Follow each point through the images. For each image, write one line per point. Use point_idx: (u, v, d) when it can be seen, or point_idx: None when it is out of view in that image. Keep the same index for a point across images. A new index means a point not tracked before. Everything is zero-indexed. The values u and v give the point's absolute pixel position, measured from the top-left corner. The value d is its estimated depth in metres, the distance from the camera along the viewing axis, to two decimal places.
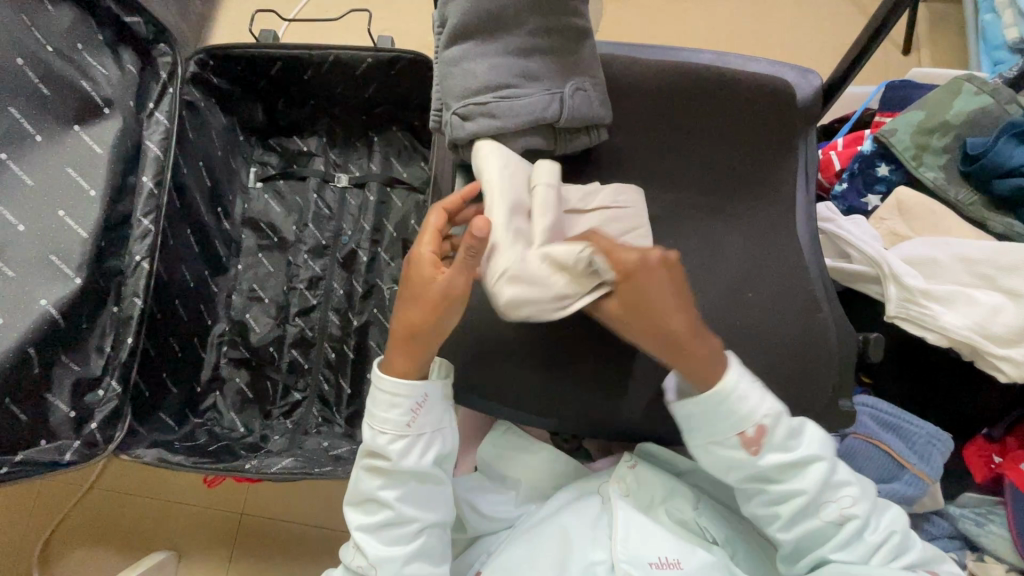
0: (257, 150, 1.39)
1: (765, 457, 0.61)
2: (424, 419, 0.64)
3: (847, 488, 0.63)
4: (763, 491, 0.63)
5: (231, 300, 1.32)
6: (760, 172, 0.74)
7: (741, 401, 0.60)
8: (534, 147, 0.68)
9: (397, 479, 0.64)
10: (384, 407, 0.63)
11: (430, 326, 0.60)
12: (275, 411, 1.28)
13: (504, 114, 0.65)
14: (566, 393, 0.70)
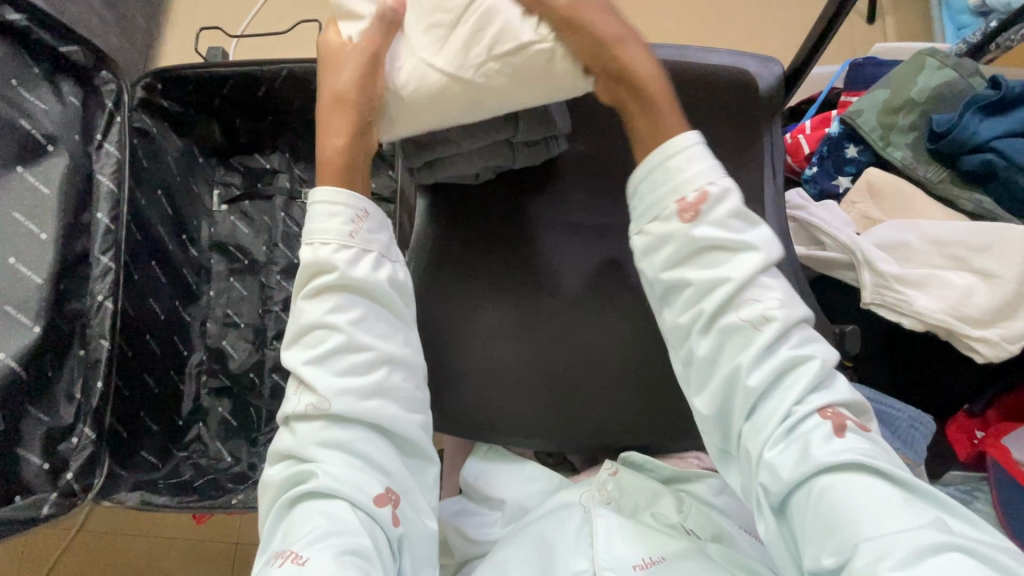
0: (219, 171, 1.34)
1: (701, 225, 0.55)
2: (366, 233, 0.61)
3: (774, 291, 0.55)
4: (687, 286, 0.56)
5: (206, 328, 1.29)
6: (728, 169, 0.72)
7: (681, 163, 0.57)
8: (491, 164, 0.66)
9: (347, 300, 0.59)
10: (324, 217, 0.60)
11: (351, 50, 0.61)
12: (262, 438, 1.25)
13: (458, 140, 0.63)
14: (545, 409, 0.69)
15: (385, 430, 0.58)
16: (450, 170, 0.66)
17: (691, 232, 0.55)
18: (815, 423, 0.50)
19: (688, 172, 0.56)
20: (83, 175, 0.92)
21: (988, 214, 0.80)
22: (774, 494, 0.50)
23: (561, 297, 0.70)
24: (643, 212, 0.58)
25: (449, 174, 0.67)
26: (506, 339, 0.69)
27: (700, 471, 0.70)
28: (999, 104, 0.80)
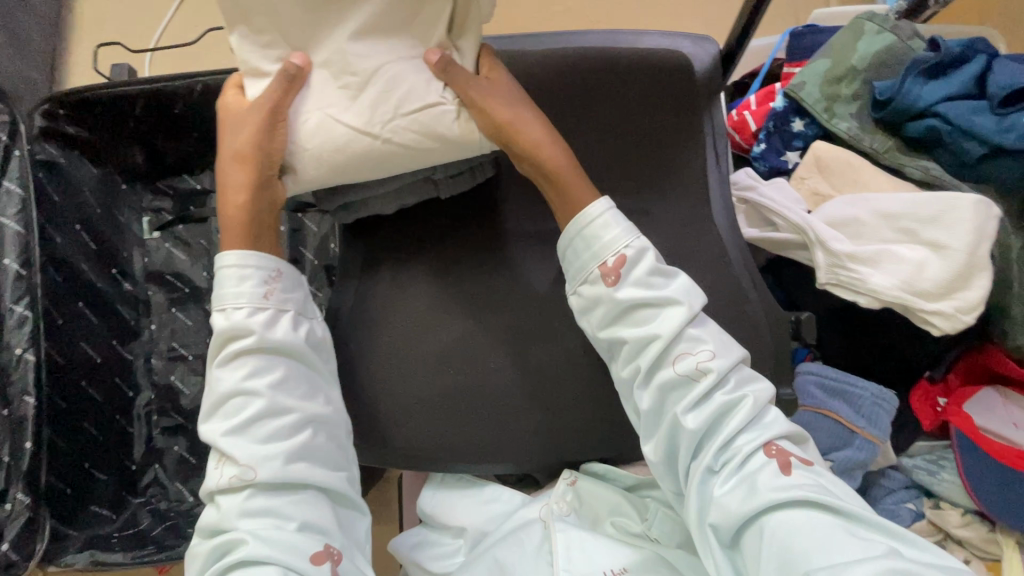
0: (146, 196, 1.25)
1: (624, 286, 0.57)
2: (284, 291, 0.57)
3: (706, 344, 0.57)
4: (620, 342, 0.58)
5: (150, 364, 1.21)
6: (666, 162, 0.69)
7: (605, 227, 0.58)
8: (416, 199, 0.62)
9: (267, 363, 0.55)
10: (234, 281, 0.55)
11: (248, 108, 0.54)
12: None
13: (370, 183, 0.58)
14: (499, 433, 0.65)
15: (320, 490, 0.54)
16: (371, 210, 0.61)
17: (615, 294, 0.57)
18: (756, 464, 0.54)
19: (608, 238, 0.58)
20: None
21: (938, 181, 0.78)
22: (724, 534, 0.53)
23: (500, 313, 0.66)
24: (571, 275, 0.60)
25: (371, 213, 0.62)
26: (447, 364, 0.65)
27: None
28: (939, 65, 0.78)
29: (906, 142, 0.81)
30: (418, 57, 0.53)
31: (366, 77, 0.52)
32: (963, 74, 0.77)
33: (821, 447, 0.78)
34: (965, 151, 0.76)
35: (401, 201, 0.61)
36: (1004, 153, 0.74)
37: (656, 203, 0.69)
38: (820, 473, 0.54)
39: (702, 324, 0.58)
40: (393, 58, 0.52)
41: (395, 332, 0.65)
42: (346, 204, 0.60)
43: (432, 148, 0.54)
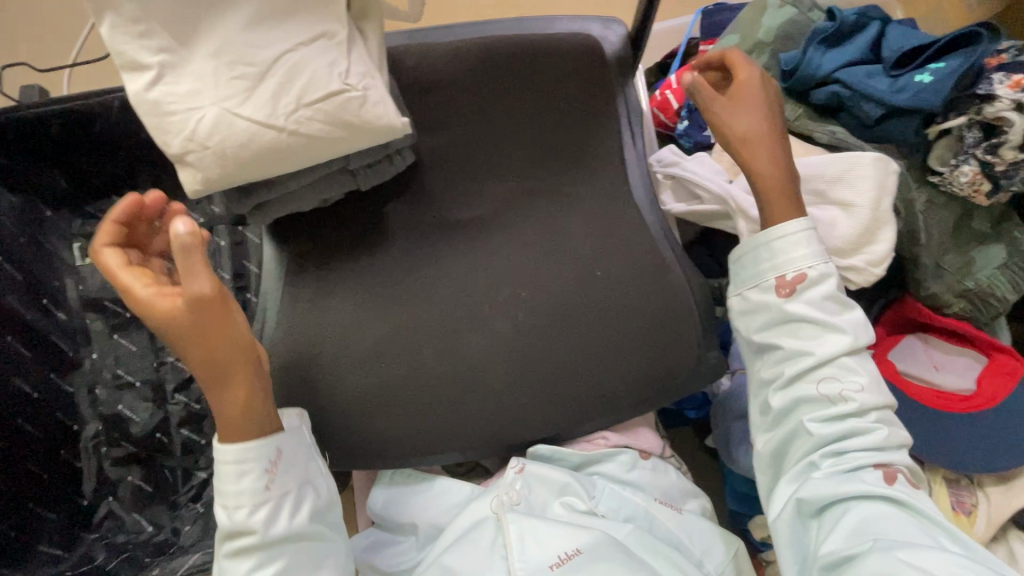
0: (74, 221, 1.11)
1: (798, 302, 0.62)
2: (285, 477, 0.57)
3: (858, 376, 0.61)
4: (777, 348, 0.63)
5: (95, 395, 1.07)
6: (585, 142, 0.70)
7: (795, 245, 0.62)
8: (334, 192, 0.61)
9: (271, 555, 0.56)
10: (233, 477, 0.55)
11: (183, 304, 0.53)
12: (182, 499, 1.08)
13: (283, 181, 0.58)
14: (442, 423, 0.65)
15: None
16: (288, 207, 0.61)
17: (785, 305, 0.62)
18: (863, 465, 0.59)
19: (795, 261, 0.62)
20: None
21: (845, 143, 0.81)
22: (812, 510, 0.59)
23: (430, 304, 0.66)
24: (742, 284, 0.65)
25: (289, 211, 0.61)
26: (382, 360, 0.65)
27: (608, 451, 0.69)
28: (838, 33, 0.82)
29: (814, 109, 0.85)
30: (318, 45, 0.51)
31: (265, 68, 0.50)
32: (856, 42, 0.81)
33: None
34: (866, 114, 0.79)
35: (317, 196, 0.61)
36: (897, 113, 0.77)
37: (577, 184, 0.70)
38: (920, 493, 0.58)
39: (859, 355, 0.62)
40: (291, 47, 0.51)
41: (366, 338, 0.65)
42: (260, 204, 0.60)
43: (340, 141, 0.53)
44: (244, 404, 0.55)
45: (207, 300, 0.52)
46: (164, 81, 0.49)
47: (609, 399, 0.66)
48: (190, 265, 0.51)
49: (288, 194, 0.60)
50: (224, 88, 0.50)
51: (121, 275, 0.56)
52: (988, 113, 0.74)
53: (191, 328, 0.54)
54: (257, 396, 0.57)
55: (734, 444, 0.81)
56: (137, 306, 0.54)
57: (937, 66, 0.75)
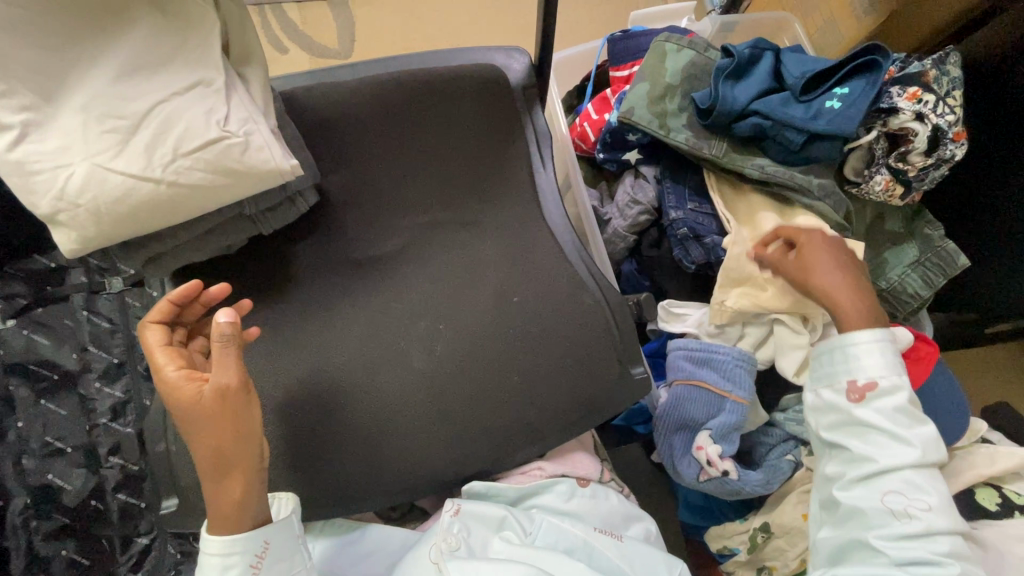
0: None
1: (863, 410, 0.60)
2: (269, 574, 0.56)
3: (927, 496, 0.56)
4: (845, 450, 0.61)
5: (21, 467, 1.00)
6: (492, 170, 0.70)
7: (869, 354, 0.61)
8: (231, 239, 0.60)
9: None
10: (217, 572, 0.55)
11: (207, 404, 0.55)
12: (122, 569, 1.02)
13: (175, 231, 0.56)
14: (367, 466, 0.63)
15: None
16: (182, 258, 0.59)
17: (853, 409, 0.61)
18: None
19: (863, 373, 0.61)
20: None
21: (773, 174, 0.84)
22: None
23: (347, 344, 0.64)
24: (812, 384, 0.65)
25: (184, 262, 0.60)
26: (295, 408, 0.62)
27: (544, 481, 0.67)
28: (738, 69, 0.84)
29: (736, 142, 0.86)
30: (197, 93, 0.51)
31: (138, 120, 0.49)
32: (760, 76, 0.84)
33: (698, 418, 0.80)
34: (789, 142, 0.81)
35: (214, 244, 0.59)
36: (819, 137, 0.80)
37: (491, 210, 0.70)
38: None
39: (930, 475, 0.58)
40: (165, 98, 0.50)
41: (316, 361, 0.64)
42: (152, 256, 0.58)
43: (227, 188, 0.52)
44: (238, 503, 0.55)
45: (229, 394, 0.55)
46: (29, 141, 0.47)
47: (535, 426, 0.65)
48: (225, 359, 0.54)
49: (184, 246, 0.58)
50: (95, 143, 0.48)
51: (157, 354, 0.58)
52: (894, 124, 0.80)
53: (207, 428, 0.55)
54: (253, 493, 0.56)
55: (676, 458, 0.81)
56: (167, 387, 0.56)
57: (843, 91, 0.80)
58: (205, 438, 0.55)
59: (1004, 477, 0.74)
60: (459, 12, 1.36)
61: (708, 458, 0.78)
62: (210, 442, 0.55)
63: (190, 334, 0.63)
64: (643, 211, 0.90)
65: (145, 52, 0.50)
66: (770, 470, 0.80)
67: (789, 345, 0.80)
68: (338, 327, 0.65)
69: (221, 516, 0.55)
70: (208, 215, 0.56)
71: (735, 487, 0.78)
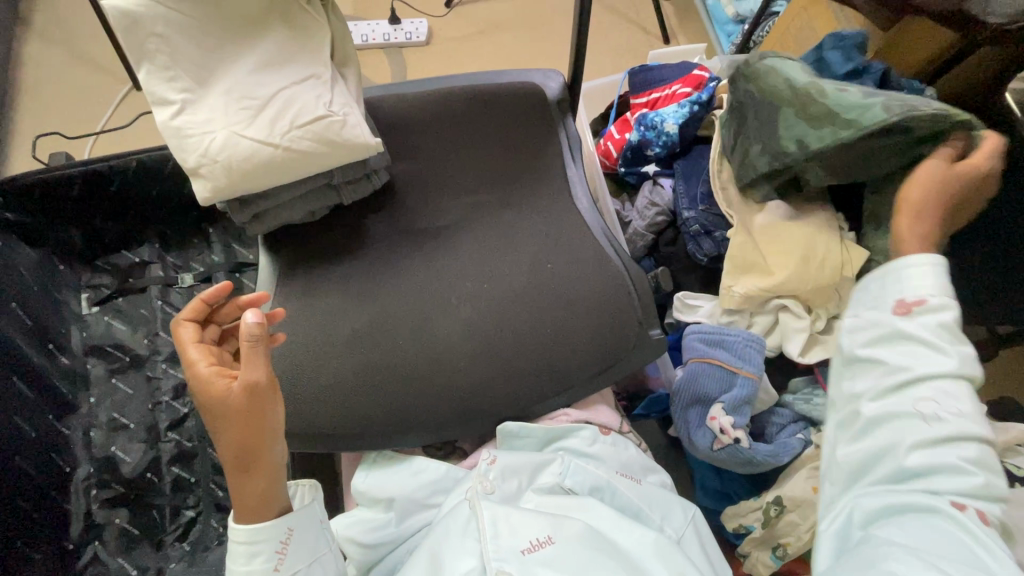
0: (85, 274, 1.21)
1: (914, 321, 0.54)
2: (295, 559, 0.58)
3: (957, 399, 0.51)
4: (875, 364, 0.55)
5: (90, 438, 1.10)
6: (531, 162, 0.84)
7: (922, 275, 0.55)
8: (318, 204, 0.74)
9: None
10: (244, 559, 0.57)
11: (233, 403, 0.53)
12: (169, 538, 1.07)
13: (278, 192, 0.70)
14: (418, 401, 0.72)
15: None
16: (280, 217, 0.73)
17: (899, 326, 0.54)
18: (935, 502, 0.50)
19: (920, 281, 0.54)
20: None
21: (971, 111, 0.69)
22: (869, 508, 0.52)
23: (406, 297, 0.76)
24: (855, 305, 0.59)
25: (280, 221, 0.73)
26: (357, 350, 0.73)
27: (570, 425, 0.75)
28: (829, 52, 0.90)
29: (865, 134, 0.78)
30: (310, 83, 0.66)
31: (265, 100, 0.64)
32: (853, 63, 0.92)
33: (712, 392, 0.88)
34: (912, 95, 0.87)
35: (305, 208, 0.73)
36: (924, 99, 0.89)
37: (529, 194, 0.83)
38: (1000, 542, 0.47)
39: (966, 386, 0.52)
40: (287, 85, 0.65)
41: (378, 312, 0.75)
42: (257, 213, 0.71)
43: (326, 155, 0.66)
44: (262, 495, 0.56)
45: (260, 390, 0.54)
46: (185, 113, 0.63)
47: (563, 375, 0.75)
48: (255, 357, 0.53)
49: (281, 209, 0.72)
50: (233, 115, 0.63)
51: (190, 349, 0.57)
52: None
53: (230, 428, 0.54)
54: (275, 487, 0.57)
55: (691, 431, 0.88)
56: (197, 382, 0.56)
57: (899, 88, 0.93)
58: (230, 435, 0.54)
59: (1006, 451, 0.79)
60: (497, 58, 1.56)
61: (721, 427, 0.85)
62: (234, 440, 0.54)
63: (221, 336, 0.62)
64: (659, 213, 1.02)
65: (273, 52, 0.65)
66: (781, 444, 0.87)
67: (793, 329, 0.88)
68: (398, 284, 0.77)
69: (249, 508, 0.57)
70: (306, 181, 0.71)
71: (748, 456, 0.85)
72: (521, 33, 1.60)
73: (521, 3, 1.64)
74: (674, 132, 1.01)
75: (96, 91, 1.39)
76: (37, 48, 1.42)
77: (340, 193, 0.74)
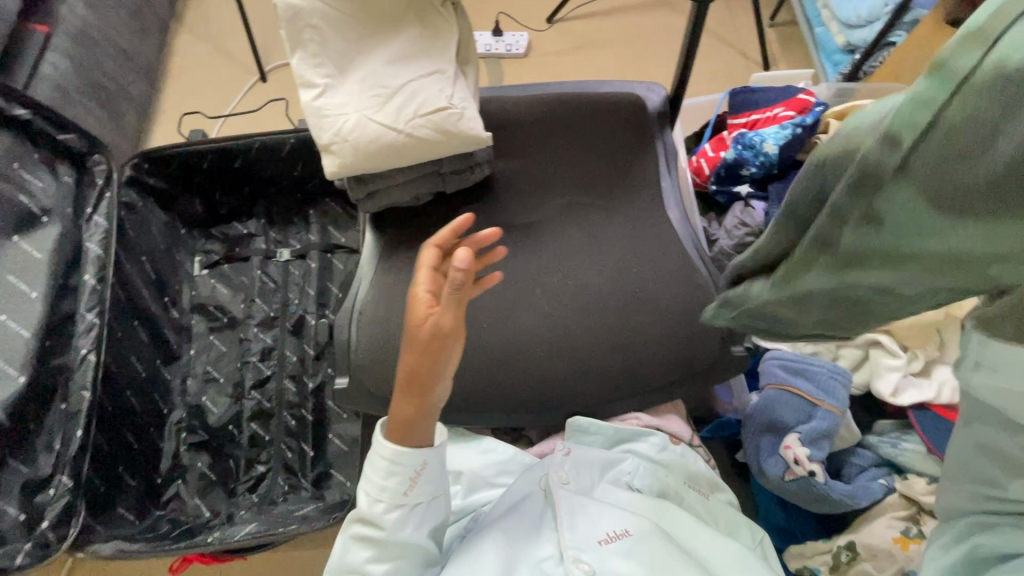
0: (200, 240, 1.34)
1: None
2: (420, 489, 0.62)
3: None
4: None
5: (186, 386, 1.22)
6: (626, 170, 0.85)
7: None
8: (425, 189, 0.79)
9: (384, 555, 0.63)
10: (382, 474, 0.61)
11: (424, 331, 0.53)
12: (241, 488, 1.15)
13: (392, 174, 0.77)
14: (493, 383, 0.75)
15: None
16: (389, 198, 0.79)
17: None
18: None
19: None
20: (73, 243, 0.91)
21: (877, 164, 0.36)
22: None
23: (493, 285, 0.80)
24: None
25: (389, 202, 0.79)
26: None
27: (642, 429, 0.76)
28: None
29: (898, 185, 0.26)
30: (436, 79, 0.72)
31: (394, 90, 0.70)
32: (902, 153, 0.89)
33: (788, 421, 0.85)
34: None
35: (413, 192, 0.79)
36: None
37: (621, 201, 0.85)
38: None
39: None
40: (415, 78, 0.71)
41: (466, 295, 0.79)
42: (371, 191, 0.78)
43: (441, 144, 0.72)
44: (404, 419, 0.58)
45: (446, 333, 0.53)
46: (325, 96, 0.70)
47: (638, 379, 0.75)
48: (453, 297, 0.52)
49: (390, 191, 0.79)
50: (365, 101, 0.70)
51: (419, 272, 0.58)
52: None
53: (410, 352, 0.55)
54: (419, 421, 0.59)
55: (762, 457, 0.85)
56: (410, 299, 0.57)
57: None
58: (408, 359, 0.55)
59: None
60: (592, 73, 1.60)
61: (795, 458, 0.82)
62: (408, 363, 0.55)
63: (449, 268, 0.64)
64: (748, 233, 1.00)
65: (406, 48, 0.72)
66: (861, 487, 0.83)
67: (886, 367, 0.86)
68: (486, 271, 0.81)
69: (394, 428, 0.59)
70: (417, 166, 0.77)
71: (823, 492, 0.81)
72: (617, 51, 1.63)
73: (620, 22, 1.68)
74: (773, 153, 1.01)
75: (229, 80, 1.56)
76: (186, 39, 1.61)
77: (446, 182, 0.80)
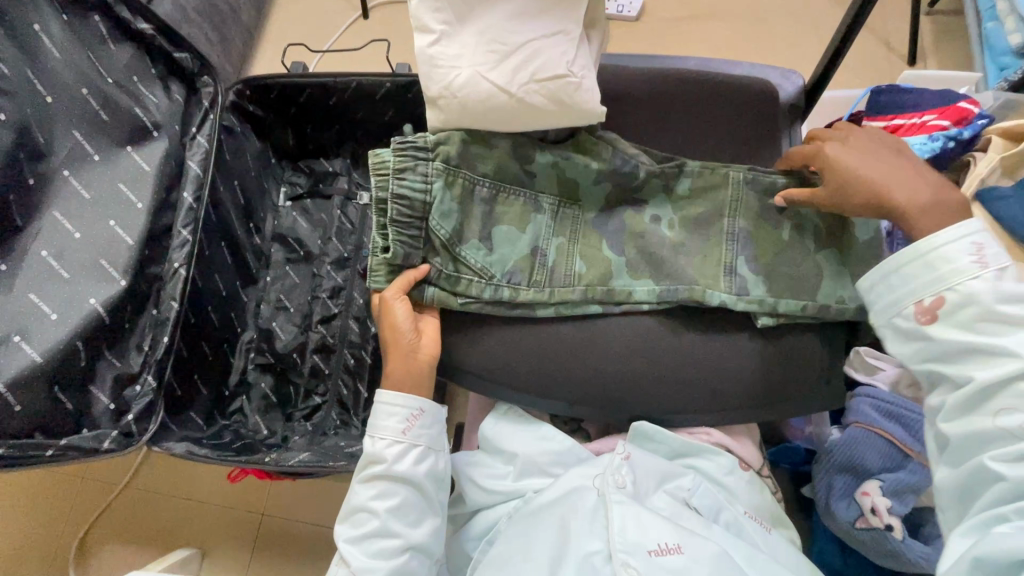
0: (287, 172, 1.37)
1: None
2: (418, 430, 0.71)
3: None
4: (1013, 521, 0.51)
5: (259, 309, 1.27)
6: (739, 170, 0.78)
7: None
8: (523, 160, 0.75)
9: (388, 491, 0.70)
10: (384, 415, 0.72)
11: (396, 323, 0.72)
12: (297, 415, 1.22)
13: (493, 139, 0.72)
14: (561, 372, 0.73)
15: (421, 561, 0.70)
16: None
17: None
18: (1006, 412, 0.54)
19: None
20: (176, 160, 0.95)
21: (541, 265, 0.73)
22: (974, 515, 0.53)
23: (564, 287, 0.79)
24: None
25: None
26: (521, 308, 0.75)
27: (709, 446, 0.73)
28: None
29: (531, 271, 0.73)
30: (563, 41, 0.66)
31: (515, 47, 0.65)
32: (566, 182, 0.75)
33: (870, 466, 0.77)
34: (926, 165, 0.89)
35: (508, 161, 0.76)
36: None
37: None
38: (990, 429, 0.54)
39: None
40: (537, 37, 0.65)
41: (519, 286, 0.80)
42: None
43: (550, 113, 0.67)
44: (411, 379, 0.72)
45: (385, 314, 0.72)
46: (439, 44, 0.66)
47: (722, 399, 0.72)
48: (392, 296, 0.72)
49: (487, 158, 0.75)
50: (479, 56, 0.65)
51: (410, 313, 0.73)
52: None
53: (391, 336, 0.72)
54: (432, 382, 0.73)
55: (832, 498, 0.79)
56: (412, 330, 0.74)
57: None
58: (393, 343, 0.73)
59: None
60: (708, 47, 1.46)
61: (872, 507, 0.75)
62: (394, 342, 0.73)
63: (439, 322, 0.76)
64: None
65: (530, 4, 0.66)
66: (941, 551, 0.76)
67: None
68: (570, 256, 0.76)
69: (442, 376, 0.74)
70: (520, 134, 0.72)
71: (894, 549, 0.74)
72: (740, 26, 1.48)
73: None
74: None
75: (333, 14, 1.55)
76: None
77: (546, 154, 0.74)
